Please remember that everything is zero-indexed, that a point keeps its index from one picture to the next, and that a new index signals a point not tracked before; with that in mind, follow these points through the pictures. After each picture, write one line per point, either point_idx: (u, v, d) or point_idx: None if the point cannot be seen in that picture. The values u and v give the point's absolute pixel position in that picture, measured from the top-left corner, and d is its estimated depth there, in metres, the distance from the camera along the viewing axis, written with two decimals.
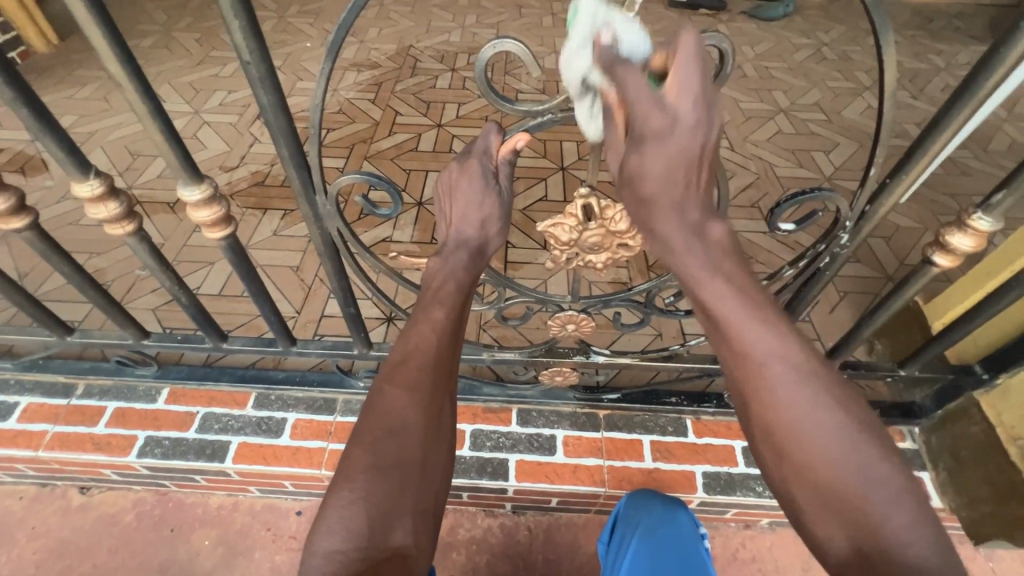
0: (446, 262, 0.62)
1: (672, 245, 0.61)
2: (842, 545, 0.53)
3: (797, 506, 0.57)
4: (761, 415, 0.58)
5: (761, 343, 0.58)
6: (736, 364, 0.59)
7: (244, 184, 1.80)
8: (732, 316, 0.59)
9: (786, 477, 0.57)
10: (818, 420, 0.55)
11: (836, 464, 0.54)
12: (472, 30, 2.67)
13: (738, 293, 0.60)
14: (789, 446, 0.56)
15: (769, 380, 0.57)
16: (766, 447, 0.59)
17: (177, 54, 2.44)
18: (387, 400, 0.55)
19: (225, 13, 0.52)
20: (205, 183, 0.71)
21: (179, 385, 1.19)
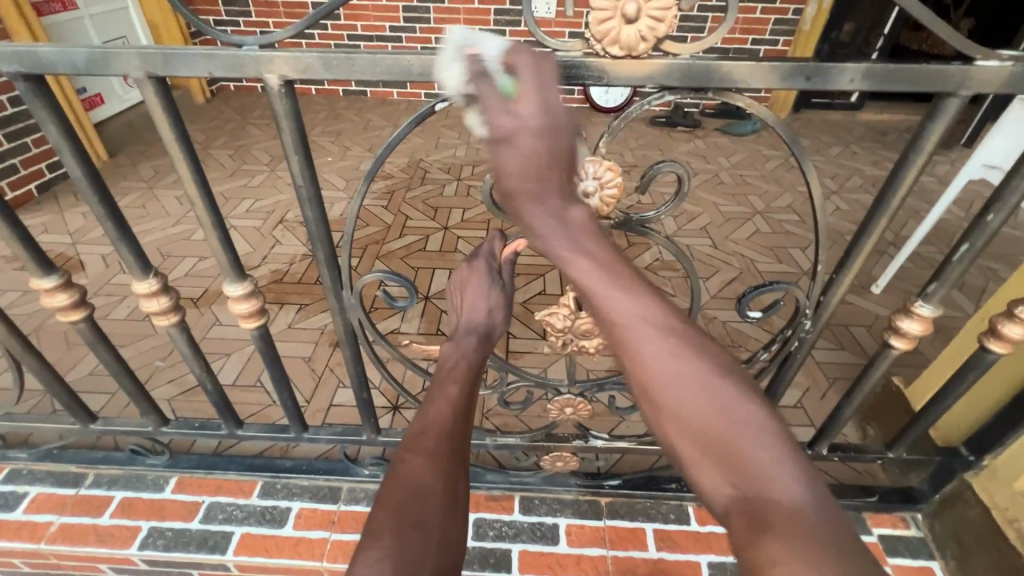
0: (458, 346, 0.71)
1: (544, 235, 0.62)
2: (726, 490, 0.53)
3: (681, 455, 0.57)
4: (636, 374, 0.60)
5: (632, 313, 0.61)
6: (612, 331, 0.62)
7: (264, 281, 1.93)
8: (601, 294, 0.62)
9: (667, 431, 0.58)
10: (680, 374, 0.58)
11: (704, 413, 0.56)
12: (476, 146, 3.01)
13: (604, 273, 0.62)
14: (664, 402, 0.58)
15: (640, 343, 0.60)
16: (647, 405, 0.60)
17: (212, 168, 2.73)
18: (407, 468, 0.59)
19: (288, 150, 0.67)
20: (247, 279, 0.82)
21: (188, 473, 1.22)
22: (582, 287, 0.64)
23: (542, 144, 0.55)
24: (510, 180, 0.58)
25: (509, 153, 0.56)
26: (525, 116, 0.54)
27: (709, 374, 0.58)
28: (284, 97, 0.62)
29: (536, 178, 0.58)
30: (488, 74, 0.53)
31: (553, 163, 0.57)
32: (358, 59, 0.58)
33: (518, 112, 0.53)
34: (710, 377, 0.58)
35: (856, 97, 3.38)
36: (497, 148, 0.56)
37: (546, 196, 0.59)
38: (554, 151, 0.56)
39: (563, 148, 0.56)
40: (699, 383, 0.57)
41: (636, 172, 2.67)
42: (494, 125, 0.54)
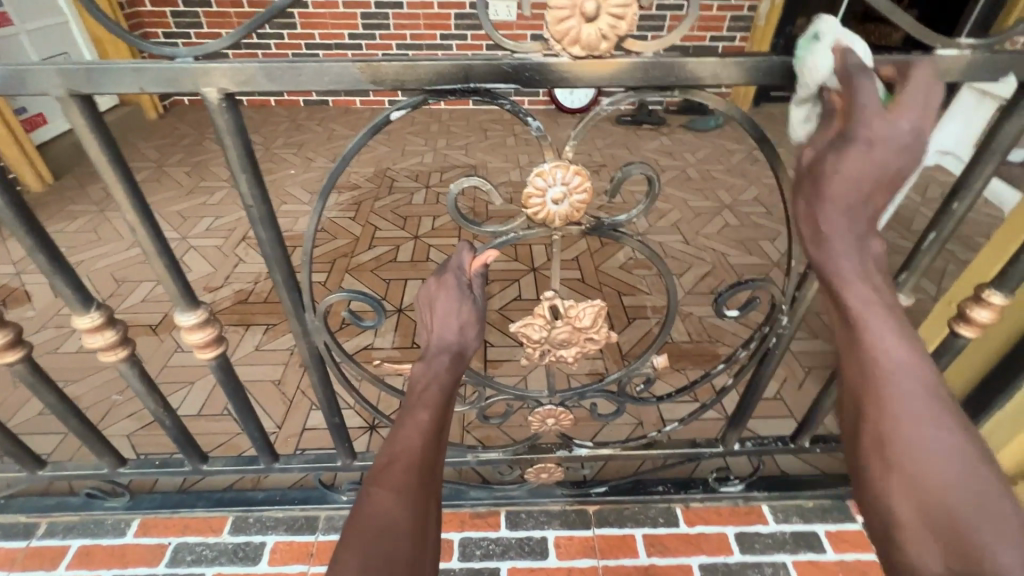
0: (429, 366, 0.67)
1: (834, 252, 0.59)
2: (935, 566, 0.52)
3: (893, 516, 0.56)
4: (875, 421, 0.58)
5: (898, 355, 0.58)
6: (858, 370, 0.60)
7: (228, 302, 1.85)
8: (872, 326, 0.59)
9: (891, 489, 0.56)
10: (931, 437, 0.56)
11: (943, 482, 0.54)
12: (444, 152, 2.97)
13: (888, 319, 0.59)
14: (900, 457, 0.56)
15: (898, 390, 0.57)
16: (871, 455, 0.58)
17: (168, 186, 2.61)
18: (373, 503, 0.55)
19: (234, 168, 0.62)
20: (201, 307, 0.77)
21: (152, 514, 1.14)
22: (836, 310, 0.61)
23: (888, 164, 0.55)
24: (828, 183, 0.56)
25: (859, 156, 0.54)
26: (871, 134, 0.54)
27: (959, 446, 0.56)
28: (225, 112, 0.58)
29: (860, 193, 0.57)
30: (869, 75, 0.53)
31: (878, 186, 0.56)
32: (303, 67, 0.54)
33: (897, 122, 0.54)
34: (962, 448, 0.56)
35: None
36: (841, 148, 0.55)
37: (860, 208, 0.57)
38: (894, 174, 0.56)
39: (895, 169, 0.55)
40: (950, 451, 0.55)
41: (605, 172, 2.67)
42: (867, 128, 0.53)
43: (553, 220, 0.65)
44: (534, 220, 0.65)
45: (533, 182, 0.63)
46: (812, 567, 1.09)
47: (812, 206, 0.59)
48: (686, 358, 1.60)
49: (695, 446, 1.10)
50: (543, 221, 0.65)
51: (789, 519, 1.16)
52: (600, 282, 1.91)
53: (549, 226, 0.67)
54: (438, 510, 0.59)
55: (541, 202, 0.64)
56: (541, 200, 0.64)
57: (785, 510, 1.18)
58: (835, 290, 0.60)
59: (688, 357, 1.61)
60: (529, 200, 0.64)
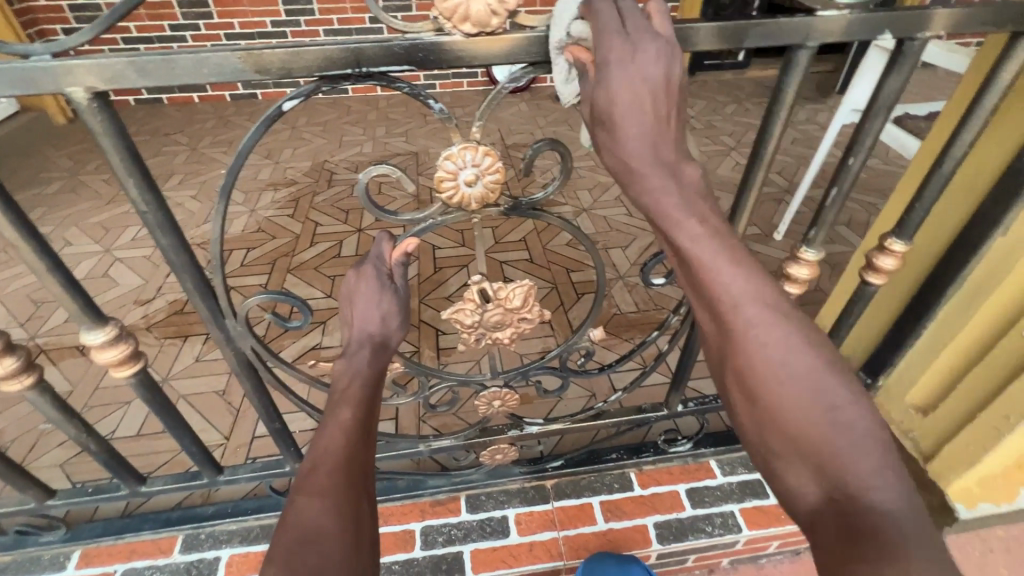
0: (352, 363, 0.66)
1: (661, 192, 0.58)
2: (816, 491, 0.51)
3: (771, 448, 0.55)
4: (735, 356, 0.57)
5: (743, 290, 0.56)
6: (712, 310, 0.58)
7: (162, 315, 1.76)
8: (710, 265, 0.56)
9: (758, 421, 0.56)
10: (792, 362, 0.54)
11: (799, 407, 0.53)
12: (383, 140, 2.88)
13: (723, 255, 0.57)
14: (758, 387, 0.55)
15: (745, 323, 0.55)
16: (737, 390, 0.58)
17: (85, 197, 2.43)
18: (301, 510, 0.55)
19: (119, 173, 0.58)
20: (110, 323, 0.72)
21: (93, 544, 1.08)
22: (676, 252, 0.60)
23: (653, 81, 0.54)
24: (615, 110, 0.55)
25: (621, 85, 0.54)
26: (622, 58, 0.53)
27: (816, 366, 0.54)
28: (99, 113, 0.54)
29: (649, 116, 0.56)
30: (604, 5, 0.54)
31: (657, 100, 0.55)
32: (177, 59, 0.51)
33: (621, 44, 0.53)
34: (815, 368, 0.54)
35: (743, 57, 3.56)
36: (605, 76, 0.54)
37: (659, 137, 0.57)
38: (667, 79, 0.55)
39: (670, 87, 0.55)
40: (806, 373, 0.54)
41: None
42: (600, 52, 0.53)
43: (469, 202, 0.64)
44: (450, 204, 0.64)
45: (442, 165, 0.62)
46: (757, 513, 1.16)
47: (617, 147, 0.58)
48: (634, 328, 1.65)
49: (641, 412, 1.14)
50: (459, 205, 0.64)
51: (735, 470, 1.22)
52: (548, 260, 1.93)
53: (467, 210, 0.66)
54: (372, 504, 0.60)
55: (454, 184, 0.63)
56: (453, 183, 0.63)
57: (731, 462, 1.24)
58: (668, 231, 0.59)
59: (636, 326, 1.66)
60: (442, 184, 0.63)
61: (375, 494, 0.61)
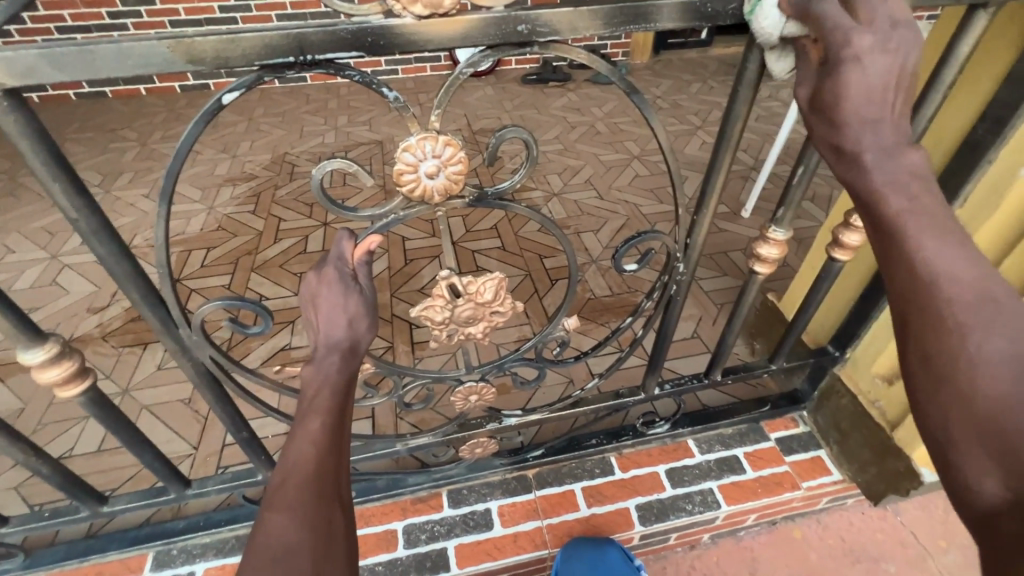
0: (320, 369, 0.63)
1: (863, 158, 0.52)
2: (1000, 492, 0.42)
3: (947, 438, 0.47)
4: (918, 331, 0.49)
5: (948, 259, 0.49)
6: (895, 278, 0.51)
7: (118, 322, 1.67)
8: (910, 227, 0.50)
9: (941, 407, 0.47)
10: (1005, 344, 0.45)
11: (1007, 397, 0.44)
12: (346, 129, 2.79)
13: (929, 223, 0.50)
14: (944, 366, 0.47)
15: (947, 300, 0.48)
16: (917, 369, 0.50)
17: (26, 200, 2.28)
18: (268, 527, 0.52)
19: (42, 178, 0.53)
20: (50, 340, 0.67)
21: (55, 569, 1.03)
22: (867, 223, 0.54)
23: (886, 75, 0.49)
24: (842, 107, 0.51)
25: (856, 74, 0.49)
26: (864, 48, 0.49)
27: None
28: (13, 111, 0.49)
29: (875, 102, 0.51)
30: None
31: (893, 89, 0.50)
32: (97, 51, 0.46)
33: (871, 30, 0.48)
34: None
35: (705, 34, 3.56)
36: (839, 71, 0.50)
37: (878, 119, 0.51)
38: (903, 71, 0.50)
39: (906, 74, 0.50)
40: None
41: None
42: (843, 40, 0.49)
43: (431, 195, 0.61)
44: (412, 197, 0.61)
45: (399, 157, 0.58)
46: (735, 488, 1.18)
47: (830, 130, 0.53)
48: (609, 312, 1.65)
49: (619, 397, 1.14)
50: (421, 198, 0.61)
51: (712, 448, 1.24)
52: (521, 248, 1.91)
53: (429, 203, 0.63)
54: (347, 516, 0.57)
55: (415, 176, 0.60)
56: (414, 176, 0.60)
57: (708, 440, 1.26)
58: (869, 204, 0.52)
59: (611, 310, 1.66)
60: (401, 177, 0.60)
61: (349, 505, 0.58)
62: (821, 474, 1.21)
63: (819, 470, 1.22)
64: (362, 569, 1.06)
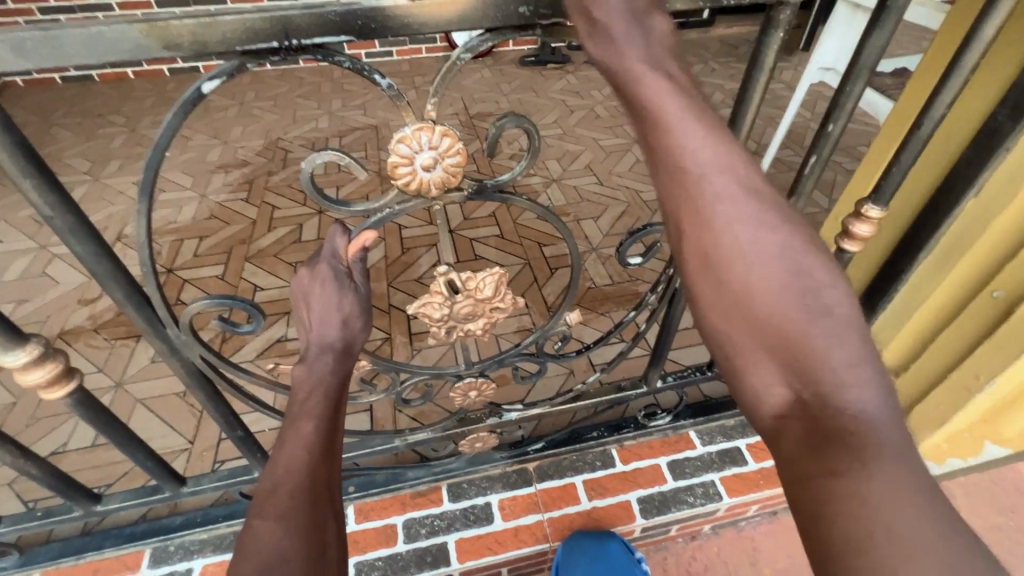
0: (313, 370, 0.61)
1: (631, 63, 0.50)
2: (781, 392, 0.48)
3: (732, 347, 0.51)
4: (696, 241, 0.52)
5: (710, 161, 0.51)
6: (675, 189, 0.52)
7: (110, 314, 1.64)
8: (669, 118, 0.51)
9: (724, 311, 0.51)
10: (762, 241, 0.50)
11: (772, 293, 0.49)
12: (340, 114, 2.72)
13: (689, 117, 0.51)
14: (730, 275, 0.51)
15: (723, 213, 0.51)
16: (700, 280, 0.53)
17: (13, 188, 2.23)
18: (257, 535, 0.49)
19: (11, 175, 0.49)
20: (31, 342, 0.64)
21: (51, 566, 1.02)
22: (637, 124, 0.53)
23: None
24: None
25: None
26: None
27: (792, 246, 0.50)
28: None
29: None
30: None
31: None
32: (62, 36, 0.43)
33: None
34: (793, 255, 0.50)
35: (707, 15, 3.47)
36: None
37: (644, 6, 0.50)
38: None
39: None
40: (781, 253, 0.50)
41: None
42: None
43: (428, 188, 0.58)
44: (408, 191, 0.58)
45: (393, 149, 0.55)
46: (737, 480, 1.18)
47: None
48: (610, 301, 1.62)
49: (621, 390, 1.12)
50: (417, 191, 0.58)
51: (714, 439, 1.23)
52: (520, 236, 1.87)
53: (427, 196, 0.60)
54: (339, 525, 0.54)
55: (411, 169, 0.56)
56: (409, 169, 0.56)
57: (710, 432, 1.25)
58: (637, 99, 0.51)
59: (611, 299, 1.63)
60: (397, 170, 0.56)
61: (342, 515, 0.55)
62: None
63: None
64: (362, 565, 1.05)
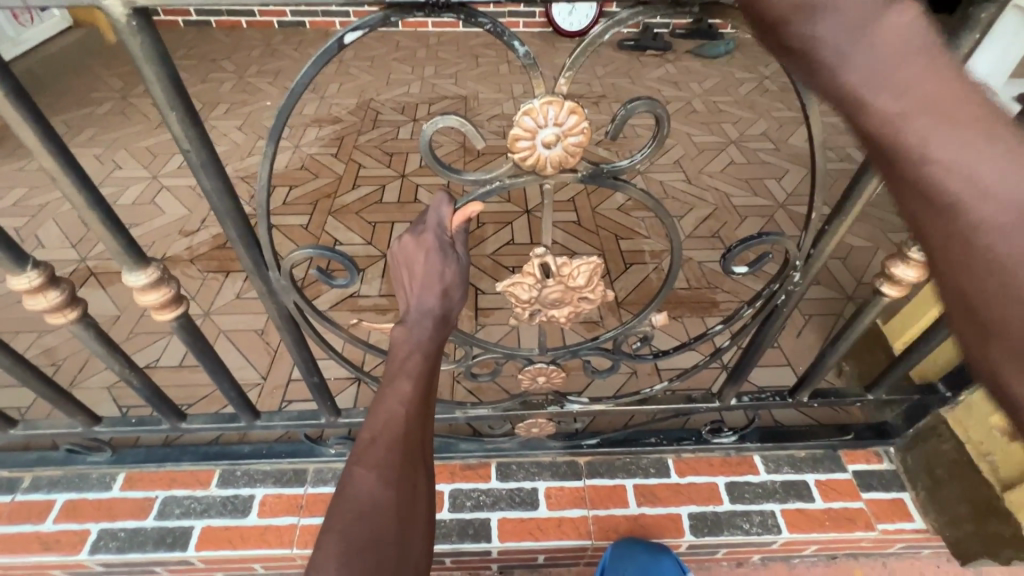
0: (411, 332, 0.63)
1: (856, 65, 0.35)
2: None
3: (1023, 440, 0.34)
4: (972, 300, 0.35)
5: (1022, 198, 0.33)
6: (915, 202, 0.36)
7: (205, 248, 1.76)
8: (952, 157, 0.34)
9: (1022, 386, 0.33)
10: None
11: None
12: (431, 81, 2.74)
13: (988, 141, 0.33)
14: (1021, 347, 0.33)
15: (1017, 246, 0.33)
16: (975, 349, 0.35)
17: (134, 120, 2.42)
18: (356, 482, 0.54)
19: (161, 106, 0.52)
20: (151, 265, 0.68)
21: (136, 469, 1.12)
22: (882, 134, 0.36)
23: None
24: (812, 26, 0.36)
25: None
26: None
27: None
28: (139, 34, 0.48)
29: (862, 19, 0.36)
30: None
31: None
32: None
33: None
34: None
35: None
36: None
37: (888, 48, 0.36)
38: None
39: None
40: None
41: (604, 104, 2.48)
42: None
43: (544, 166, 0.56)
44: (522, 167, 0.56)
45: (518, 121, 0.53)
46: (800, 515, 1.10)
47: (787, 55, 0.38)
48: (683, 306, 1.56)
49: (691, 401, 1.07)
50: (533, 168, 0.56)
51: (779, 469, 1.16)
52: (597, 225, 1.82)
53: (540, 174, 0.58)
54: (430, 474, 0.59)
55: (532, 144, 0.54)
56: (529, 143, 0.54)
57: (776, 460, 1.17)
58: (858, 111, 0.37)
59: (685, 304, 1.56)
60: (516, 144, 0.54)
61: (432, 465, 0.60)
62: (901, 519, 1.10)
63: (898, 513, 1.11)
64: None
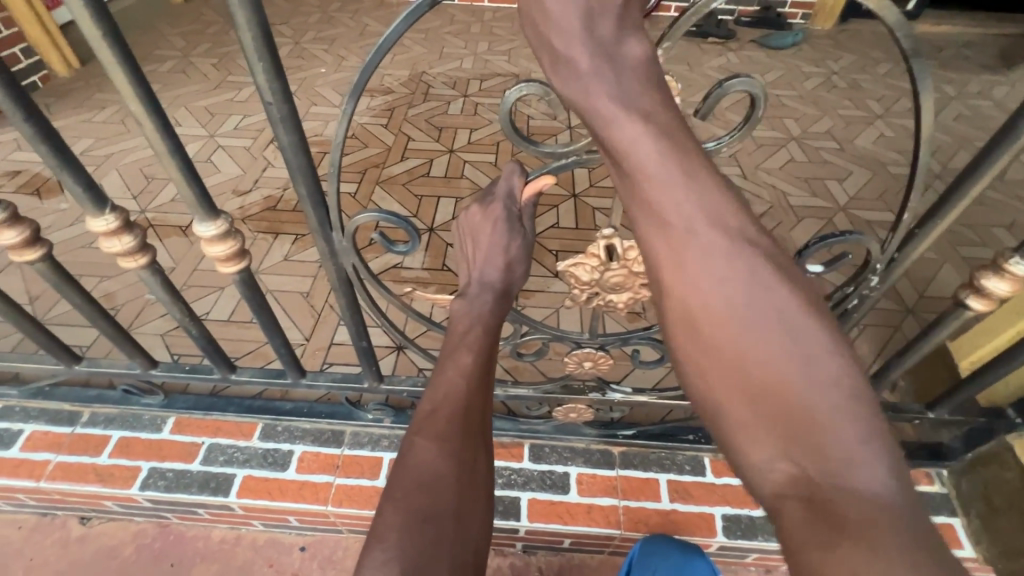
0: (472, 306, 0.63)
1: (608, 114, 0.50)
2: (780, 462, 0.45)
3: (722, 411, 0.49)
4: (679, 295, 0.52)
5: (694, 211, 0.51)
6: (649, 219, 0.52)
7: (257, 209, 1.79)
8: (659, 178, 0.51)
9: (719, 365, 0.49)
10: (755, 302, 0.49)
11: (764, 356, 0.47)
12: (484, 57, 2.71)
13: (677, 164, 0.50)
14: (708, 330, 0.50)
15: (698, 247, 0.50)
16: (685, 341, 0.52)
17: (194, 79, 2.47)
18: (416, 453, 0.55)
19: (249, 56, 0.52)
20: (220, 218, 0.69)
21: (185, 414, 1.17)
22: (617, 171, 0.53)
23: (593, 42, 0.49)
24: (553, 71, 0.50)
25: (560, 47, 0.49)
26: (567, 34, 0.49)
27: (785, 302, 0.49)
28: None
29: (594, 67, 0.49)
30: None
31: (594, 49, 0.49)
32: None
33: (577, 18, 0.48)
34: (791, 313, 0.48)
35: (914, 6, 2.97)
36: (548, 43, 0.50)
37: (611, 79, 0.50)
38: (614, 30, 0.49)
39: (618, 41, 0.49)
40: (769, 310, 0.48)
41: None
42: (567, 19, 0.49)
43: None
44: (605, 141, 0.54)
45: None
46: None
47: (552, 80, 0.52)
48: None
49: None
50: None
51: None
52: None
53: None
54: (489, 450, 0.59)
55: None
56: None
57: None
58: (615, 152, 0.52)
59: None
60: None
61: (491, 441, 0.60)
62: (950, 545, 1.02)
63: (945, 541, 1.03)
64: None
